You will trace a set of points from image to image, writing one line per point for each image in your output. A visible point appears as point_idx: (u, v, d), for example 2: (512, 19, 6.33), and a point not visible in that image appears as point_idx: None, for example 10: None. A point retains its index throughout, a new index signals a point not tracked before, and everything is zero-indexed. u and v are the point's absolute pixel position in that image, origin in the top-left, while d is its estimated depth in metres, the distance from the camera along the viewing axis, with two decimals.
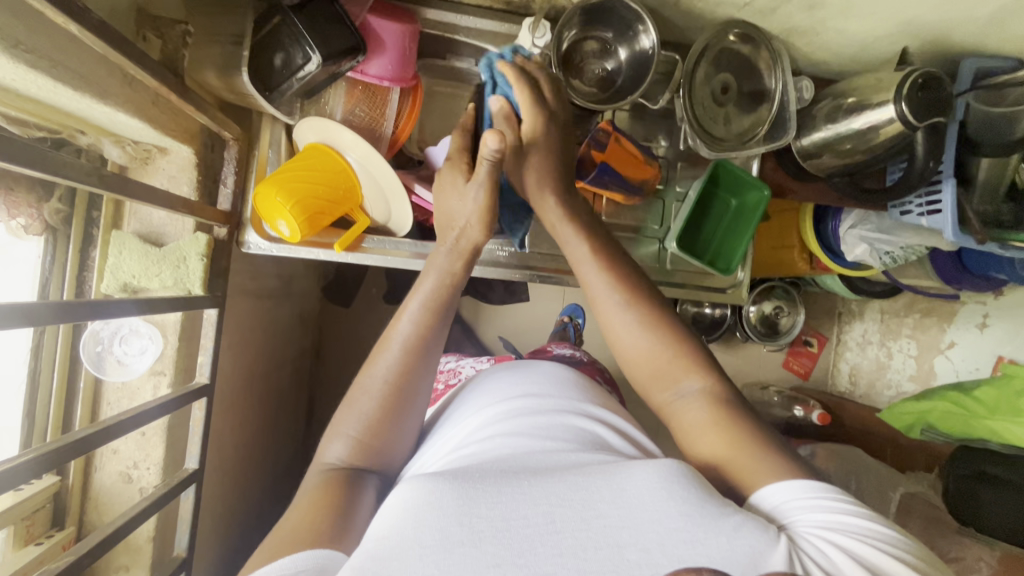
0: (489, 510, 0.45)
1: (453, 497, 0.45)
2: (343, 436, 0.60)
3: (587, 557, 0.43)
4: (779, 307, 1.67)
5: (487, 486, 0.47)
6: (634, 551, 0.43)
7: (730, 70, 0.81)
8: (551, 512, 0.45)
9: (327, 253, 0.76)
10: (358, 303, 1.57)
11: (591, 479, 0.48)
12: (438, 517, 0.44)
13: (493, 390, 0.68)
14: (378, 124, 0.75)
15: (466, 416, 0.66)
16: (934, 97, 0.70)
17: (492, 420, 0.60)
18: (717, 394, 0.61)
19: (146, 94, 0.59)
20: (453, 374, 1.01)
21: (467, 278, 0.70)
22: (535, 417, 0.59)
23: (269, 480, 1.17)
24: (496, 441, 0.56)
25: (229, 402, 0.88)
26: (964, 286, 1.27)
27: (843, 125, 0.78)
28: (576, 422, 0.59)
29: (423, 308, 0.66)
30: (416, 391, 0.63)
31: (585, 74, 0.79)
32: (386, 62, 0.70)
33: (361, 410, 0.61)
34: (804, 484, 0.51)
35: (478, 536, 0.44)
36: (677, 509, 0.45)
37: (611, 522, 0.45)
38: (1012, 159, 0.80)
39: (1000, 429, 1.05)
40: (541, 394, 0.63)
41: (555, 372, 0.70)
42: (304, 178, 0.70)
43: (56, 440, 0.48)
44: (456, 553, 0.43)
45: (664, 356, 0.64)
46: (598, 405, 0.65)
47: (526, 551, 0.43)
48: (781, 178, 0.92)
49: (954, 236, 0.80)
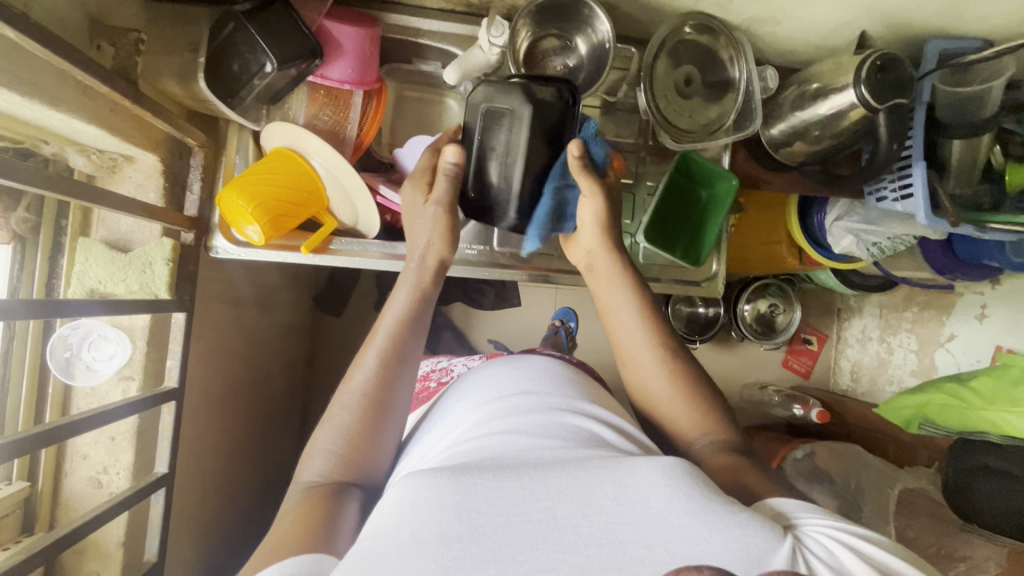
0: (488, 506, 0.45)
1: (452, 493, 0.46)
2: (320, 455, 0.61)
3: (590, 553, 0.43)
4: (774, 305, 1.69)
5: (485, 481, 0.47)
6: (637, 548, 0.44)
7: (692, 62, 0.81)
8: (552, 508, 0.46)
9: (293, 256, 0.77)
10: (352, 312, 1.60)
11: (593, 476, 0.48)
12: (437, 512, 0.45)
13: (486, 384, 0.68)
14: (341, 128, 0.77)
15: (459, 416, 0.66)
16: (894, 78, 0.69)
17: (489, 420, 0.60)
18: (728, 445, 0.66)
19: (103, 102, 0.60)
20: (445, 371, 1.02)
21: (436, 293, 0.73)
22: (531, 417, 0.58)
23: (260, 489, 1.18)
24: (490, 437, 0.56)
25: (210, 408, 0.89)
26: (957, 275, 1.25)
27: (809, 111, 0.78)
28: (571, 418, 0.59)
29: (398, 319, 0.68)
30: (391, 397, 0.64)
31: (546, 71, 0.80)
32: (347, 66, 0.72)
33: (340, 422, 0.62)
34: (800, 502, 0.55)
35: (477, 531, 0.44)
36: (681, 506, 0.46)
37: (614, 519, 0.45)
38: (984, 140, 0.80)
39: (998, 421, 1.04)
40: (534, 391, 0.64)
41: (547, 367, 0.70)
42: (268, 182, 0.71)
43: (33, 427, 0.52)
44: (454, 548, 0.43)
45: (685, 409, 0.69)
46: (590, 402, 0.65)
47: (527, 547, 0.43)
48: (753, 169, 0.91)
49: (927, 220, 0.78)
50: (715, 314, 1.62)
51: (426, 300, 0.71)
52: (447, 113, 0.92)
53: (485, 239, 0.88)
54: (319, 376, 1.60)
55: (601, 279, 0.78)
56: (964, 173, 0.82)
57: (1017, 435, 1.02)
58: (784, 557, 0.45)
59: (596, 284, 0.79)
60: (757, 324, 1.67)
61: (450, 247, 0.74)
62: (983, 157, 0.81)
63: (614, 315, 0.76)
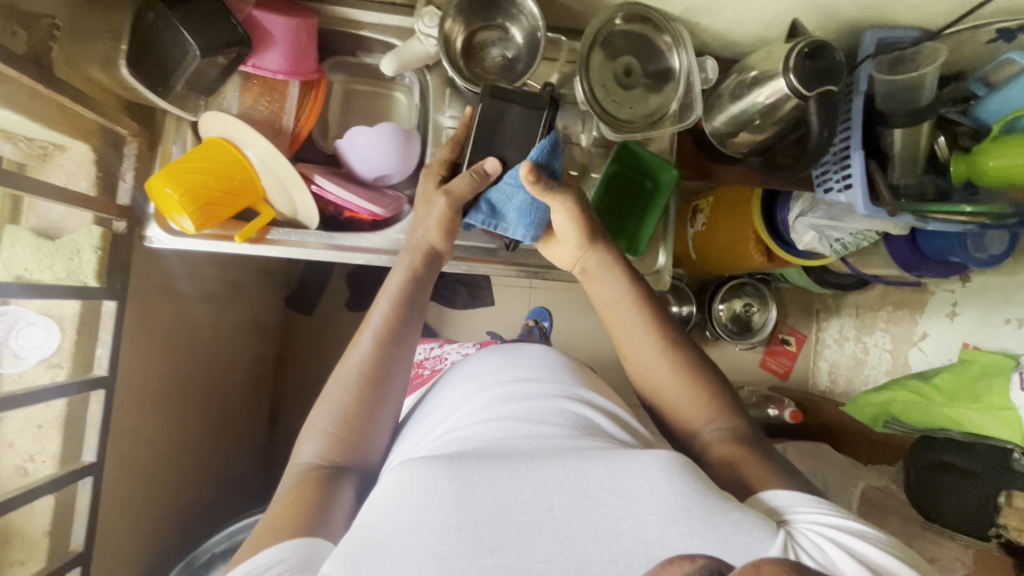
0: (485, 495, 0.51)
1: (450, 483, 0.52)
2: (314, 438, 0.66)
3: (585, 544, 0.49)
4: (749, 304, 1.68)
5: (482, 472, 0.53)
6: (632, 541, 0.50)
7: (631, 52, 0.80)
8: (549, 500, 0.52)
9: (228, 245, 0.77)
10: (323, 311, 1.60)
11: (591, 469, 0.53)
12: (436, 502, 0.51)
13: (483, 375, 0.73)
14: (278, 119, 0.77)
15: (458, 403, 0.71)
16: (823, 64, 0.69)
17: (486, 410, 0.65)
18: (732, 433, 0.69)
19: (22, 88, 0.61)
20: (438, 359, 1.04)
21: (427, 274, 0.77)
22: (527, 407, 0.64)
23: (219, 486, 1.17)
24: (486, 429, 0.62)
25: (157, 401, 0.89)
26: (925, 272, 1.23)
27: (749, 99, 0.77)
28: (568, 408, 0.65)
29: (393, 302, 0.72)
30: (387, 379, 0.69)
31: (486, 63, 0.80)
32: (280, 56, 0.73)
33: (334, 404, 0.67)
34: (798, 493, 0.59)
35: (474, 520, 0.50)
36: (676, 503, 0.51)
37: (609, 511, 0.51)
38: (925, 129, 0.79)
39: (958, 416, 1.02)
40: (532, 383, 0.69)
41: (543, 356, 0.76)
42: (196, 170, 0.71)
43: None
44: (452, 536, 0.49)
45: (689, 396, 0.72)
46: (585, 389, 0.70)
47: (523, 538, 0.50)
48: (703, 163, 0.92)
49: (867, 210, 0.77)
50: (687, 313, 1.62)
51: (421, 279, 0.76)
52: (396, 108, 0.93)
53: None
54: (290, 375, 1.60)
55: (599, 272, 0.79)
56: (906, 165, 0.82)
57: (981, 432, 0.99)
58: (777, 548, 0.50)
59: (588, 280, 0.81)
60: (732, 323, 1.66)
61: (444, 237, 0.78)
62: (924, 148, 0.81)
63: (614, 305, 0.78)
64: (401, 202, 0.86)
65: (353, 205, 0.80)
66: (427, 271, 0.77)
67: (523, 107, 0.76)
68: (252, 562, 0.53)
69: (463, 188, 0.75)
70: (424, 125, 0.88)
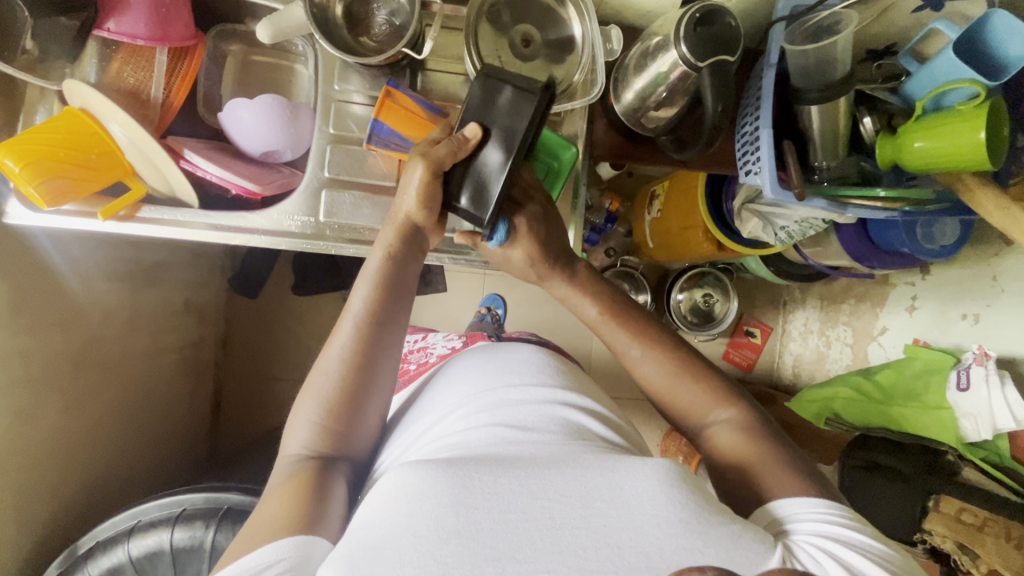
0: (485, 501, 0.49)
1: (449, 487, 0.49)
2: (301, 428, 0.62)
3: (587, 555, 0.47)
4: (710, 294, 1.59)
5: (482, 476, 0.50)
6: (634, 553, 0.47)
7: (527, 21, 0.75)
8: (550, 507, 0.49)
9: (93, 223, 0.74)
10: (267, 295, 1.49)
11: (591, 477, 0.51)
12: (434, 507, 0.48)
13: (470, 376, 0.69)
14: (143, 89, 0.73)
15: (447, 401, 0.68)
16: (715, 32, 0.64)
17: (476, 410, 0.62)
18: (745, 422, 0.66)
19: None
20: (424, 353, 0.93)
21: (407, 251, 0.69)
22: (519, 408, 0.61)
23: (149, 473, 1.14)
24: (481, 431, 0.58)
25: (43, 385, 0.84)
26: (876, 263, 1.12)
27: (652, 69, 0.71)
28: (559, 409, 0.62)
29: (375, 286, 0.66)
30: (377, 368, 0.65)
31: (370, 31, 0.76)
32: (138, 19, 0.69)
33: (320, 393, 0.63)
34: (806, 499, 0.57)
35: (475, 527, 0.47)
36: (677, 514, 0.49)
37: (610, 521, 0.48)
38: (843, 106, 0.72)
39: (896, 416, 0.99)
40: (524, 383, 0.65)
41: (534, 356, 0.71)
42: (47, 142, 0.67)
43: None
44: (452, 544, 0.46)
45: (689, 389, 0.70)
46: (577, 389, 0.67)
47: (525, 546, 0.47)
48: (617, 142, 0.86)
49: (775, 194, 0.71)
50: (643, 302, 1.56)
51: (400, 258, 0.69)
52: (296, 80, 0.87)
53: (312, 209, 0.79)
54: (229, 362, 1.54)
55: (576, 302, 0.78)
56: (827, 145, 0.75)
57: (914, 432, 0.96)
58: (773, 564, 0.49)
59: (571, 306, 0.79)
60: (692, 315, 1.58)
61: (431, 216, 0.69)
62: (846, 126, 0.74)
63: (599, 329, 0.76)
64: (295, 178, 0.82)
65: (230, 183, 0.75)
66: (407, 247, 0.69)
67: (516, 88, 0.64)
68: (247, 561, 0.49)
69: (441, 152, 0.64)
70: (316, 97, 0.81)
